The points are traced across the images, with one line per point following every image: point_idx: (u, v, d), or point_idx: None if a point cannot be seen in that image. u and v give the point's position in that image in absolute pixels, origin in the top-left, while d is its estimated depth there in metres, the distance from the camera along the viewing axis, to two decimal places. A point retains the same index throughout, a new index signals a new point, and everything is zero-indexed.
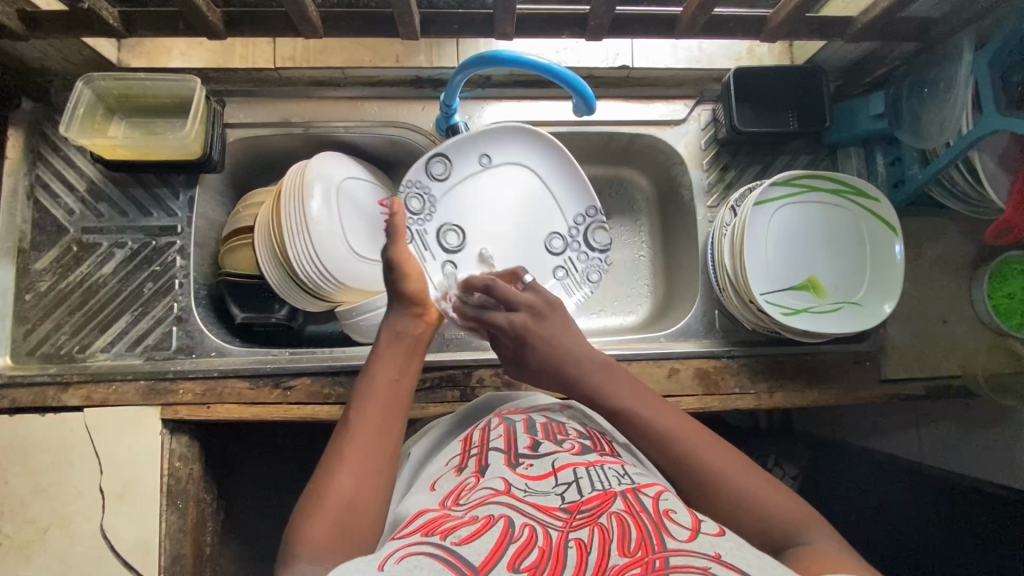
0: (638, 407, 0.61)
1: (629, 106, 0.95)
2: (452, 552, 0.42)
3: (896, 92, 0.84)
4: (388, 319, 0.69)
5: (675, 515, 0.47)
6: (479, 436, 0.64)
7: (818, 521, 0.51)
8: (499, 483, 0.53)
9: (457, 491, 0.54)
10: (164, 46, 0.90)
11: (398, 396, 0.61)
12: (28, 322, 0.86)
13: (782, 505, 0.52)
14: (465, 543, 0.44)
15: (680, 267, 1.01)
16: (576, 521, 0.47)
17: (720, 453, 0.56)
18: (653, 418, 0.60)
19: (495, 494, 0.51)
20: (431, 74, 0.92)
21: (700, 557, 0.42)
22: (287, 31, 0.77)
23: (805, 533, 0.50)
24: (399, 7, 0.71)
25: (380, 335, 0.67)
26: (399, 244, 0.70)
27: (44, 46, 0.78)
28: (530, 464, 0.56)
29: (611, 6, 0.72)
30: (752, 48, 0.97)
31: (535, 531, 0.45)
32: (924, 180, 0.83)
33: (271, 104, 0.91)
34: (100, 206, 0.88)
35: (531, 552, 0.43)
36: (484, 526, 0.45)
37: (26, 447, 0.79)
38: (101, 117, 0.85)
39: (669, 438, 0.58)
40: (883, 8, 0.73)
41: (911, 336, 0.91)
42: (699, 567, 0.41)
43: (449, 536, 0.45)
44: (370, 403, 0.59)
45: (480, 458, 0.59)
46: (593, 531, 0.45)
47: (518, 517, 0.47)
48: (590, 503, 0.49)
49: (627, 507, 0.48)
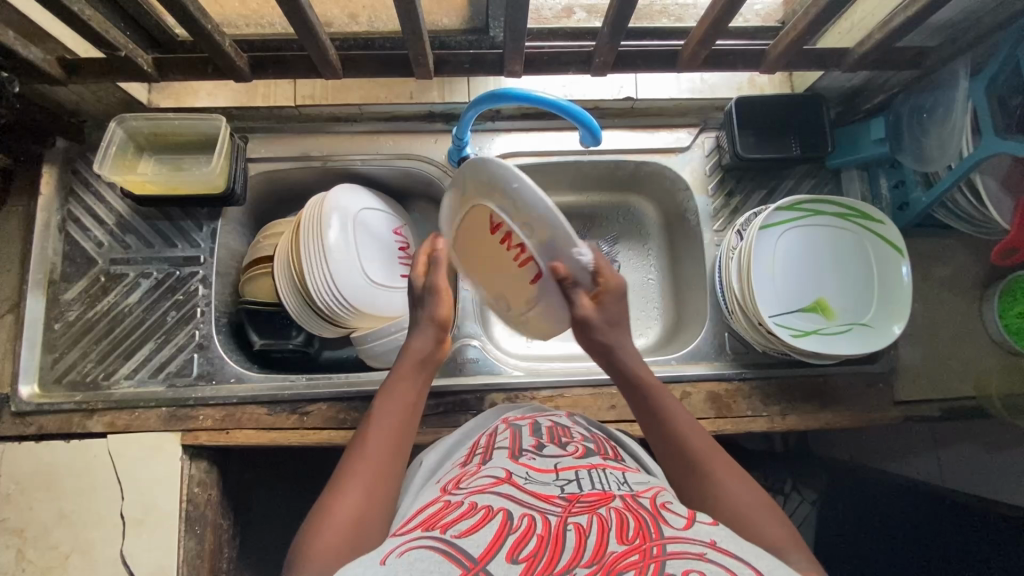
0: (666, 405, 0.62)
1: (635, 135, 0.98)
2: (452, 544, 0.43)
3: (896, 118, 0.87)
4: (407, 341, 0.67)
5: (672, 507, 0.48)
6: (485, 440, 0.65)
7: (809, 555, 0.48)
8: (501, 472, 0.54)
9: (459, 478, 0.57)
10: (192, 88, 0.95)
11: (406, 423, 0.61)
12: (56, 350, 0.88)
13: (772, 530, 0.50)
14: (464, 535, 0.44)
15: (688, 290, 1.02)
16: (575, 509, 0.48)
17: (725, 470, 0.55)
18: (686, 425, 0.60)
19: (496, 484, 0.52)
20: (443, 109, 0.96)
21: (696, 544, 0.42)
22: (308, 73, 0.81)
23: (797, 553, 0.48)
24: (414, 49, 0.75)
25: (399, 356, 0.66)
26: (435, 269, 0.67)
27: (80, 89, 0.83)
28: (533, 458, 0.58)
29: (615, 44, 0.75)
30: (752, 78, 1.00)
31: (533, 520, 0.46)
32: (928, 204, 0.84)
33: (292, 140, 0.95)
34: (128, 237, 0.92)
35: (529, 541, 0.43)
36: (483, 519, 0.46)
37: (51, 473, 0.81)
38: (132, 155, 0.90)
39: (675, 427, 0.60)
40: (878, 39, 0.75)
41: (924, 357, 0.91)
42: (695, 553, 0.41)
43: (449, 529, 0.45)
44: (385, 429, 0.59)
45: (485, 454, 0.61)
46: (592, 518, 0.46)
47: (517, 509, 0.47)
48: (589, 497, 0.50)
49: (626, 504, 0.48)
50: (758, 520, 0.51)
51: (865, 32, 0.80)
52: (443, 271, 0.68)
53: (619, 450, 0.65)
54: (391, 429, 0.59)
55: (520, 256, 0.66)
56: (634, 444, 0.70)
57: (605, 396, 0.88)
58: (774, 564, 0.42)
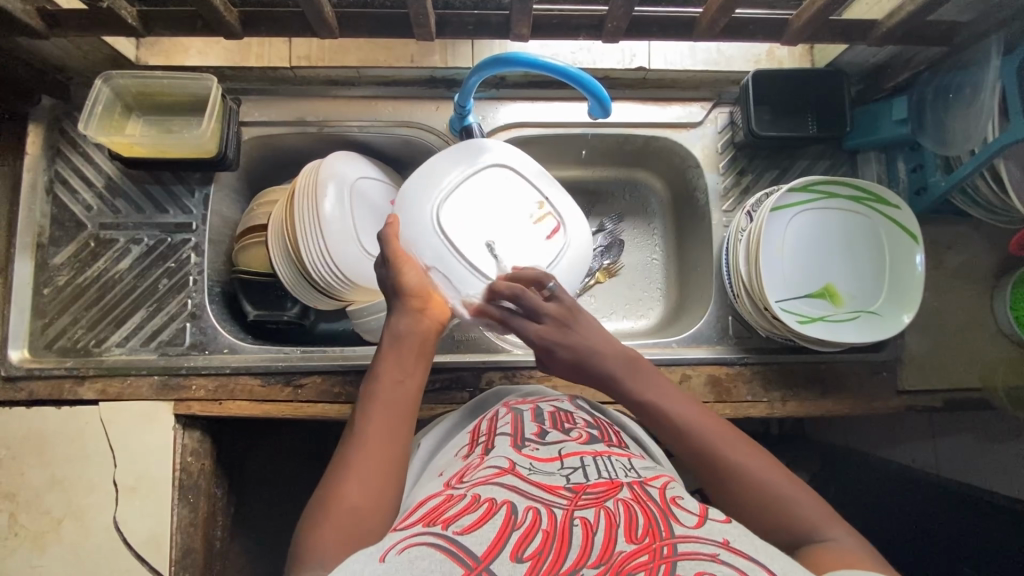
0: (664, 406, 0.61)
1: (645, 108, 0.94)
2: (454, 542, 0.41)
3: (919, 98, 0.82)
4: (390, 320, 0.65)
5: (682, 502, 0.47)
6: (487, 426, 0.64)
7: (838, 520, 0.50)
8: (504, 461, 0.53)
9: (461, 470, 0.55)
10: (182, 45, 0.90)
11: (399, 404, 0.58)
12: (46, 316, 0.87)
13: (804, 504, 0.51)
14: (467, 531, 0.43)
15: (692, 272, 1.00)
16: (581, 501, 0.46)
17: (744, 454, 0.55)
18: (680, 412, 0.60)
19: (499, 475, 0.50)
20: (445, 75, 0.92)
21: (708, 544, 0.41)
22: (303, 32, 0.77)
23: (829, 529, 0.49)
24: (415, 8, 0.70)
25: (381, 337, 0.64)
26: (389, 239, 0.67)
27: (65, 44, 0.79)
28: (536, 447, 0.56)
29: (629, 9, 0.71)
30: (771, 50, 0.95)
31: (539, 514, 0.45)
32: (947, 189, 0.80)
33: (287, 103, 0.91)
34: (117, 202, 0.89)
35: (535, 538, 0.42)
36: (486, 513, 0.45)
37: (41, 439, 0.80)
38: (119, 115, 0.86)
39: (677, 422, 0.59)
40: (909, 12, 0.71)
41: (931, 346, 0.89)
42: (708, 553, 0.40)
43: (451, 525, 0.44)
44: (371, 415, 0.57)
45: (487, 443, 0.59)
46: (600, 512, 0.44)
47: (522, 502, 0.46)
48: (597, 488, 0.48)
49: (634, 495, 0.47)
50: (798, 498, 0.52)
51: (895, 3, 0.75)
52: (395, 243, 0.68)
53: (622, 435, 0.64)
54: (383, 411, 0.57)
55: (538, 214, 0.79)
56: (637, 429, 0.69)
57: None
58: (790, 566, 0.41)
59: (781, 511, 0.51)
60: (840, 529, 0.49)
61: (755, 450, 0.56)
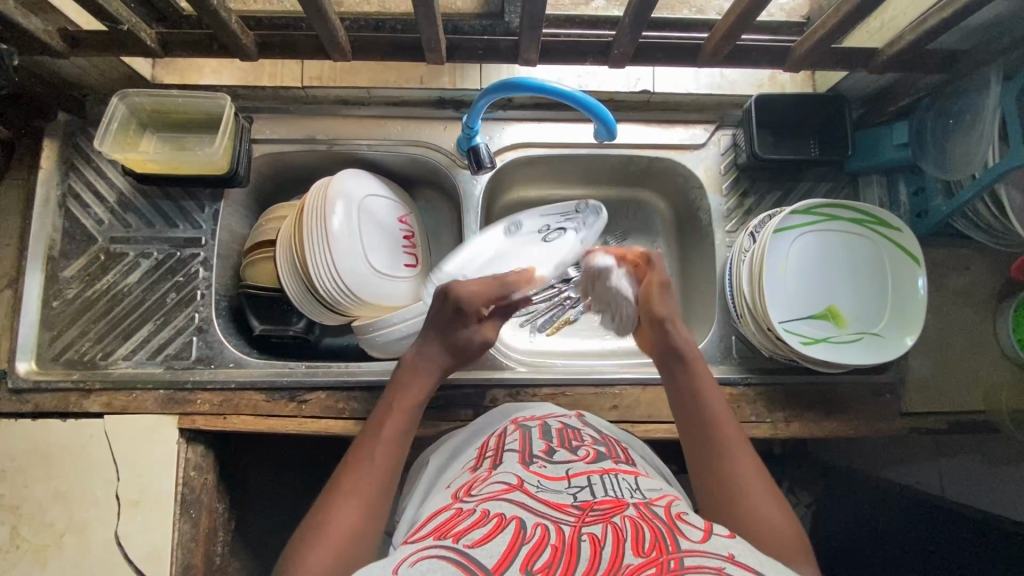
0: (698, 387, 0.67)
1: (649, 129, 0.96)
2: (465, 555, 0.42)
3: (919, 122, 0.83)
4: (414, 354, 0.72)
5: (688, 518, 0.47)
6: (494, 442, 0.65)
7: (806, 553, 0.54)
8: (512, 478, 0.53)
9: (469, 483, 0.55)
10: (197, 64, 0.93)
11: (402, 442, 0.65)
12: (54, 328, 0.87)
13: (778, 519, 0.55)
14: (478, 545, 0.43)
15: (695, 291, 1.00)
16: (589, 518, 0.46)
17: (748, 461, 0.61)
18: (709, 405, 0.66)
19: (507, 491, 0.51)
20: (453, 96, 0.94)
21: (714, 558, 0.41)
22: (317, 54, 0.79)
23: (792, 560, 0.53)
24: (427, 33, 0.72)
25: (404, 369, 0.72)
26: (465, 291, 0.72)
27: (84, 63, 0.81)
28: (545, 465, 0.56)
29: (634, 36, 0.73)
30: (773, 75, 0.97)
31: (548, 531, 0.45)
32: (948, 213, 0.81)
33: (298, 121, 0.93)
34: (129, 216, 0.90)
35: (544, 551, 0.42)
36: (496, 527, 0.45)
37: (46, 451, 0.80)
38: (134, 132, 0.88)
39: (703, 405, 0.66)
40: (909, 41, 0.73)
41: (935, 369, 0.89)
42: (713, 567, 0.40)
43: (462, 538, 0.44)
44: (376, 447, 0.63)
45: (495, 458, 0.60)
46: (607, 528, 0.44)
47: (531, 518, 0.46)
48: (603, 504, 0.48)
49: (640, 514, 0.47)
50: (770, 516, 0.56)
51: (896, 31, 0.77)
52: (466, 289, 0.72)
53: (629, 452, 0.64)
54: (386, 445, 0.63)
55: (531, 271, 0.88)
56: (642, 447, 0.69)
57: (607, 396, 0.87)
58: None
59: (758, 521, 0.55)
60: (803, 561, 0.53)
61: (759, 470, 0.60)
